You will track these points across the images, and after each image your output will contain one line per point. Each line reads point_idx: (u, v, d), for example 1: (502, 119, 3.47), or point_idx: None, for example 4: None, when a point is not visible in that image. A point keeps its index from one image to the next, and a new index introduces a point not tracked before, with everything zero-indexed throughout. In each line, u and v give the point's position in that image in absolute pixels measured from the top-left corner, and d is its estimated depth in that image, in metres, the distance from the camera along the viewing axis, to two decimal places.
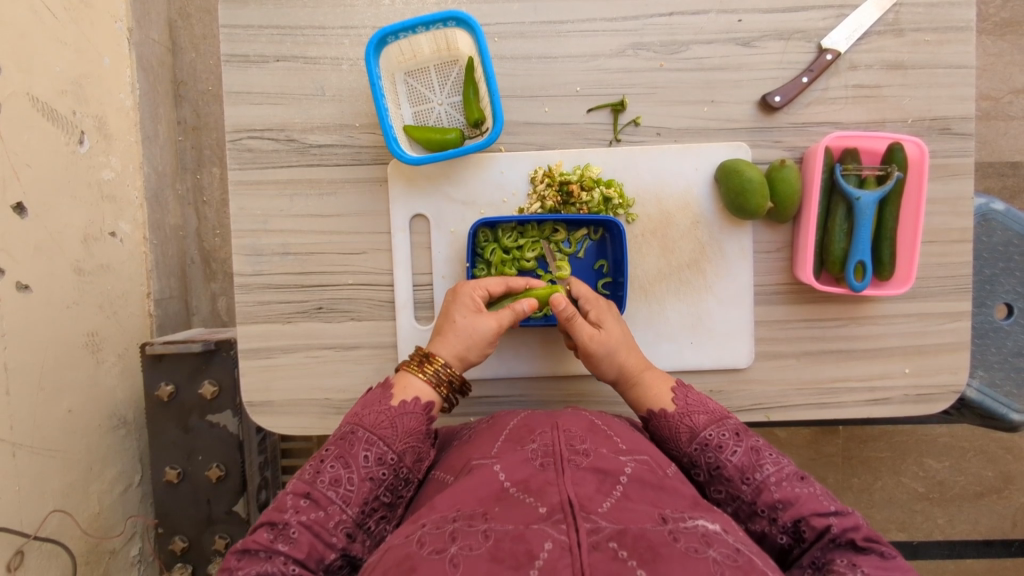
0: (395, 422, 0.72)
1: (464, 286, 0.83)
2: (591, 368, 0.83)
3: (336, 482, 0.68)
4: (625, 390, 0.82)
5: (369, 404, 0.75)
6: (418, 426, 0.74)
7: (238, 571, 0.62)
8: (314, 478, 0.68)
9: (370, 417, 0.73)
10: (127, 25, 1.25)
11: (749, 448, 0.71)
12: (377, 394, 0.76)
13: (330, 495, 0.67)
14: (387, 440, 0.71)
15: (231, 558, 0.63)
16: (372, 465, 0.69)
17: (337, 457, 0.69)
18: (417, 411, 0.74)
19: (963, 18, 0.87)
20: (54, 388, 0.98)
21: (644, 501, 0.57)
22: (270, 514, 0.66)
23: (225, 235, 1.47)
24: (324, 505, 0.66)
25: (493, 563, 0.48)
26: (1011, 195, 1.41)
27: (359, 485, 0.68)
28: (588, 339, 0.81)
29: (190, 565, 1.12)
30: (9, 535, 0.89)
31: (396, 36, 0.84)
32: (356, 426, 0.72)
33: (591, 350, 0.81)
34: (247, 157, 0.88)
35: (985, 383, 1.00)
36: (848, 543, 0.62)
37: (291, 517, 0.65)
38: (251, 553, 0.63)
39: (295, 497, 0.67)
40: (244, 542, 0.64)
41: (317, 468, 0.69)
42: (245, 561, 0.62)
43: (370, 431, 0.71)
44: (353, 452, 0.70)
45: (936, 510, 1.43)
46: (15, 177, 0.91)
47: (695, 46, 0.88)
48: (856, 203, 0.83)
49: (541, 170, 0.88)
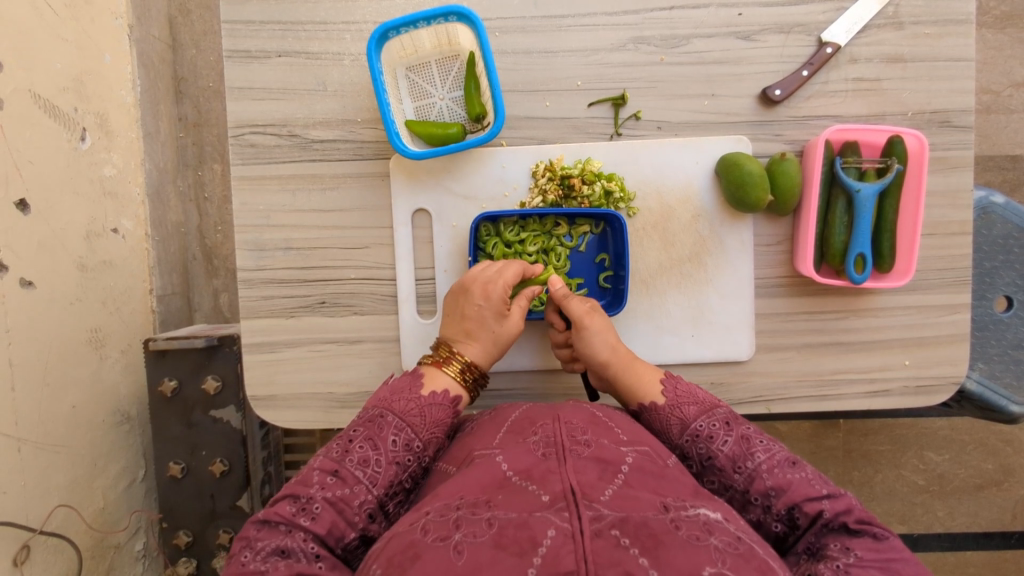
0: (424, 411, 0.74)
1: (493, 288, 0.82)
2: (582, 348, 0.84)
3: (364, 463, 0.68)
4: (615, 372, 0.82)
5: (398, 391, 0.76)
6: (445, 417, 0.75)
7: (259, 541, 0.61)
8: (343, 457, 0.69)
9: (401, 404, 0.74)
10: (126, 21, 1.25)
11: (740, 436, 0.71)
12: (406, 380, 0.78)
13: (358, 475, 0.67)
14: (415, 428, 0.72)
15: (251, 527, 0.63)
16: (400, 450, 0.70)
17: (365, 439, 0.70)
18: (445, 403, 0.76)
19: (962, 11, 0.87)
20: (58, 384, 0.99)
21: (645, 490, 0.57)
22: (295, 488, 0.66)
23: (227, 231, 1.48)
24: (350, 483, 0.67)
25: (497, 550, 0.48)
26: (1011, 188, 1.42)
27: (386, 468, 0.69)
28: (584, 316, 0.84)
29: (193, 559, 1.13)
30: (15, 530, 0.89)
31: (397, 31, 0.84)
32: (385, 410, 0.73)
33: (586, 325, 0.83)
34: (249, 152, 0.88)
35: (984, 375, 1.01)
36: (841, 526, 0.62)
37: (317, 492, 0.65)
38: (273, 525, 0.62)
39: (322, 473, 0.67)
40: (266, 513, 0.63)
41: (346, 447, 0.70)
42: (265, 533, 0.62)
43: (399, 416, 0.73)
44: (382, 436, 0.71)
45: (936, 503, 1.44)
46: (17, 174, 0.91)
47: (695, 40, 0.88)
48: (856, 195, 0.83)
49: (542, 164, 0.88)
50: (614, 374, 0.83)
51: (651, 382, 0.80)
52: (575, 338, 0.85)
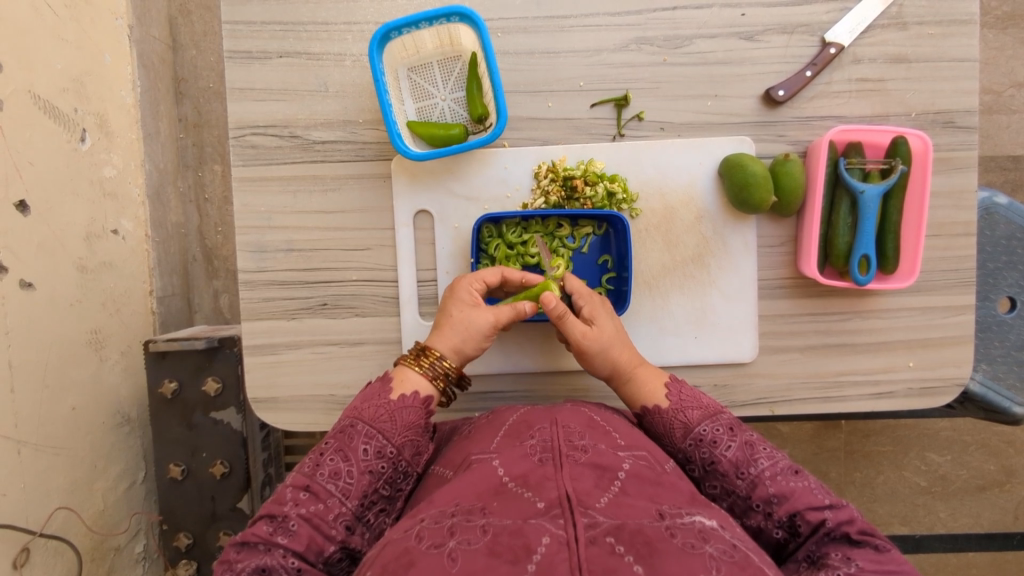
0: (394, 416, 0.72)
1: (461, 282, 0.83)
2: (585, 365, 0.83)
3: (335, 475, 0.68)
4: (619, 386, 0.82)
5: (369, 398, 0.74)
6: (417, 419, 0.73)
7: (238, 563, 0.62)
8: (314, 471, 0.68)
9: (370, 410, 0.72)
10: (126, 21, 1.24)
11: (744, 442, 0.71)
12: (377, 387, 0.76)
13: (330, 489, 0.67)
14: (386, 434, 0.71)
15: (231, 550, 0.63)
16: (371, 459, 0.69)
17: (337, 450, 0.69)
18: (417, 405, 0.74)
19: (966, 11, 0.87)
20: (59, 386, 0.98)
21: (642, 497, 0.56)
22: (270, 507, 0.66)
23: (227, 232, 1.47)
24: (323, 498, 0.66)
25: (491, 557, 0.48)
26: (1013, 189, 1.41)
27: (358, 478, 0.68)
28: (583, 337, 0.81)
29: (195, 562, 1.12)
30: (15, 532, 0.88)
31: (399, 31, 0.84)
32: (355, 419, 0.72)
33: (585, 348, 0.81)
34: (250, 153, 0.88)
35: (988, 376, 1.01)
36: (843, 537, 0.62)
37: (290, 510, 0.65)
38: (251, 546, 0.63)
39: (295, 489, 0.67)
40: (244, 534, 0.64)
41: (317, 461, 0.69)
42: (244, 554, 0.63)
43: (368, 424, 0.71)
44: (352, 445, 0.69)
45: (938, 504, 1.43)
46: (17, 175, 0.91)
47: (698, 40, 0.88)
48: (861, 196, 0.83)
49: (544, 165, 0.88)
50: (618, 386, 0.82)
51: (655, 394, 0.79)
52: (576, 356, 0.83)
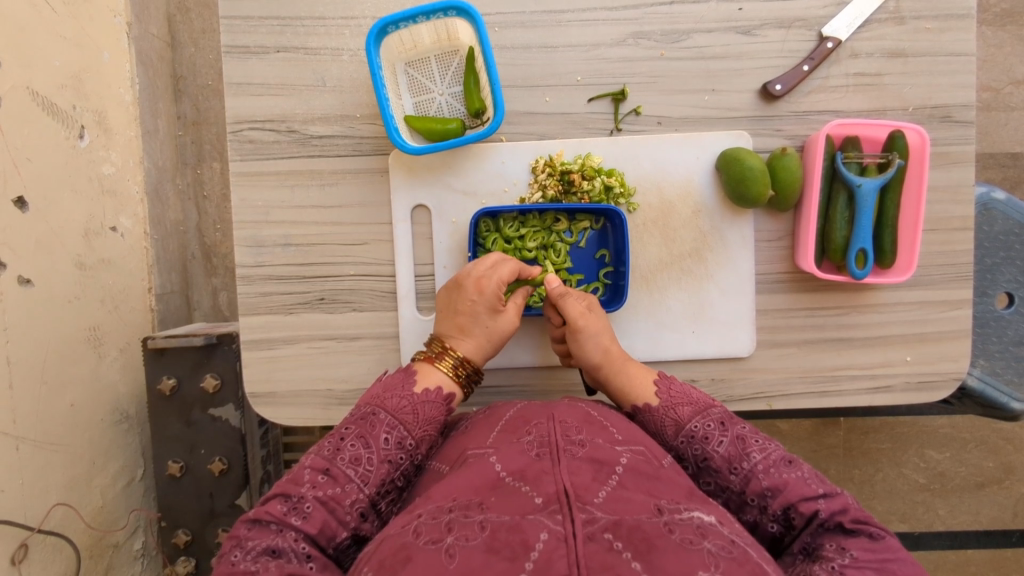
0: (417, 409, 0.74)
1: (486, 283, 0.82)
2: (577, 349, 0.83)
3: (356, 461, 0.68)
4: (607, 375, 0.82)
5: (392, 388, 0.76)
6: (438, 415, 0.75)
7: (249, 541, 0.61)
8: (334, 455, 0.68)
9: (393, 401, 0.74)
10: (125, 19, 1.24)
11: (736, 437, 0.71)
12: (400, 377, 0.77)
13: (349, 474, 0.67)
14: (407, 426, 0.72)
15: (241, 526, 0.62)
16: (392, 449, 0.70)
17: (358, 437, 0.70)
18: (438, 401, 0.76)
19: (963, 6, 0.87)
20: (57, 382, 0.98)
21: (640, 491, 0.57)
22: (285, 486, 0.65)
23: (225, 230, 1.47)
24: (341, 482, 0.66)
25: (489, 554, 0.48)
26: (1012, 186, 1.41)
27: (378, 466, 0.68)
28: (580, 316, 0.82)
29: (192, 559, 1.12)
30: (14, 528, 0.88)
31: (396, 26, 0.84)
32: (377, 408, 0.73)
33: (581, 326, 0.82)
34: (248, 148, 0.88)
35: (986, 372, 1.00)
36: (837, 526, 0.62)
37: (308, 491, 0.65)
38: (263, 524, 0.62)
39: (313, 472, 0.66)
40: (257, 512, 0.63)
41: (338, 445, 0.69)
42: (256, 532, 0.61)
43: (391, 414, 0.72)
44: (374, 433, 0.70)
45: (937, 501, 1.43)
46: (15, 171, 0.91)
47: (695, 35, 0.88)
48: (857, 190, 0.83)
49: (541, 159, 0.88)
50: (606, 375, 0.82)
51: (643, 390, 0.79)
52: (569, 339, 0.83)
